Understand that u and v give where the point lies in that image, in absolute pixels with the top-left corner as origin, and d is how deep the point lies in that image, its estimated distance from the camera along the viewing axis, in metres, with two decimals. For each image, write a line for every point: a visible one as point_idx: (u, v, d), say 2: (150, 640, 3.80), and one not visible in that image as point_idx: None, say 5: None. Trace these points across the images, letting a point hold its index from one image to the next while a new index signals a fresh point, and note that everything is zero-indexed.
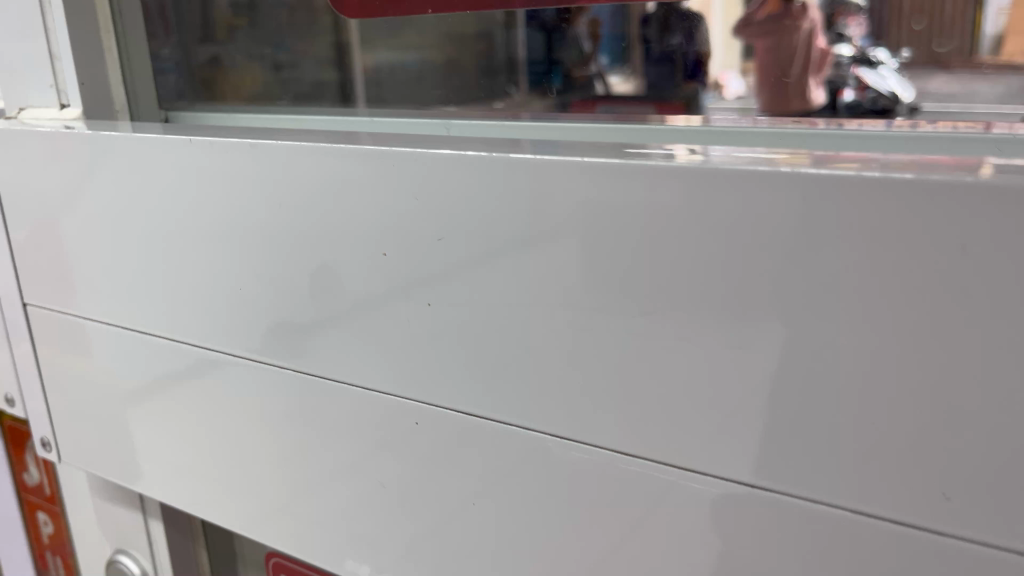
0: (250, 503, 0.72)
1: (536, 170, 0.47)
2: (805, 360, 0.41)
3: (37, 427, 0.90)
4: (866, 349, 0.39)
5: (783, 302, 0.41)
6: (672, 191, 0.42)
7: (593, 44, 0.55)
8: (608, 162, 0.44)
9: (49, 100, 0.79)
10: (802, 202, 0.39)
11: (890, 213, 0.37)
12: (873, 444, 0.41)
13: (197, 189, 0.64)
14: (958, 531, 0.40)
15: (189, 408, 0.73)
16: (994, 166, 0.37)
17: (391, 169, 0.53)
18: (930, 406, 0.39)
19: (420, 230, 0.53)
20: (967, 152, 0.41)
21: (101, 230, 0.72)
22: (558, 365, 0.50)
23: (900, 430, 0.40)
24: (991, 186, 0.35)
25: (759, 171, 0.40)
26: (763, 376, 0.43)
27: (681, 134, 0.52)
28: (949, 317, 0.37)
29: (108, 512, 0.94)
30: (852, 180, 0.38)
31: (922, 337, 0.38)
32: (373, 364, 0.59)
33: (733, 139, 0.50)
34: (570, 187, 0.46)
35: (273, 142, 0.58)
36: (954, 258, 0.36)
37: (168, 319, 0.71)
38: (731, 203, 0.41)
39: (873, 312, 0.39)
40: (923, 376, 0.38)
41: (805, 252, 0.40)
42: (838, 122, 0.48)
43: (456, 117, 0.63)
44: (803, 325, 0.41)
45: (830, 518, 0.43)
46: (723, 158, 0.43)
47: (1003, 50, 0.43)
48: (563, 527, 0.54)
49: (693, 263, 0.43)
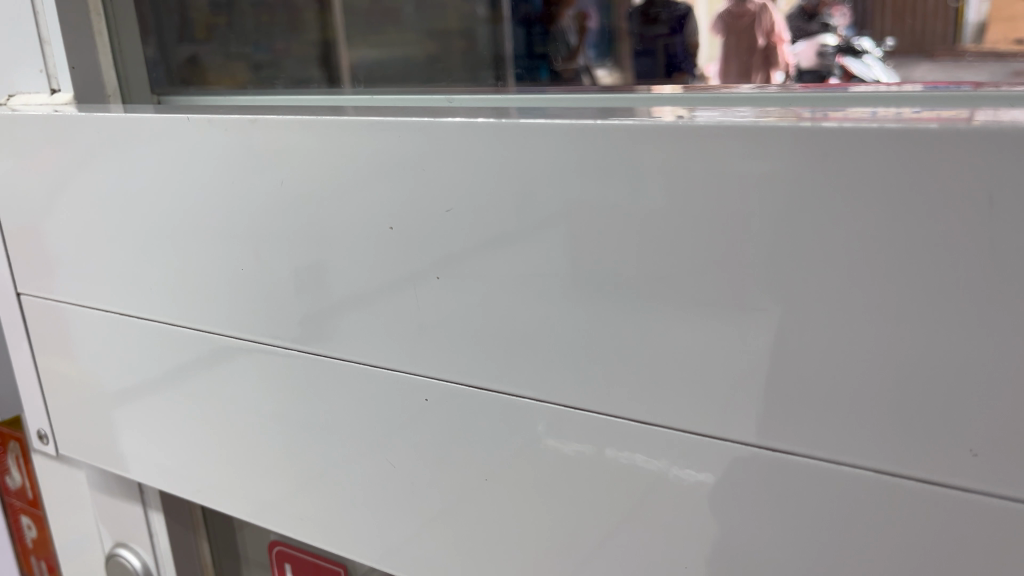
0: (256, 486, 0.70)
1: (539, 136, 0.46)
2: (815, 317, 0.41)
3: (34, 419, 0.88)
4: (876, 303, 0.39)
5: (793, 259, 0.41)
6: (670, 151, 0.42)
7: (580, 37, 0.57)
8: (604, 124, 0.44)
9: (39, 86, 0.78)
10: (811, 158, 0.39)
11: (900, 165, 0.37)
12: (886, 398, 0.40)
13: (198, 170, 0.63)
14: (972, 483, 0.40)
15: (189, 392, 0.72)
16: (983, 118, 0.37)
17: (395, 140, 0.52)
18: (944, 357, 0.38)
19: (428, 202, 0.52)
20: (953, 109, 0.41)
21: (96, 216, 0.71)
22: (564, 334, 0.50)
23: (913, 383, 0.39)
24: (997, 133, 0.35)
25: (765, 127, 0.40)
26: (774, 335, 0.42)
27: (667, 99, 0.51)
28: (959, 267, 0.37)
29: (107, 506, 0.93)
30: (860, 133, 0.38)
31: (933, 288, 0.38)
32: (378, 341, 0.58)
33: (719, 102, 0.49)
34: (574, 152, 0.45)
35: (274, 118, 0.57)
36: (951, 208, 0.36)
37: (165, 304, 0.70)
38: (738, 160, 0.41)
39: (884, 265, 0.38)
40: (924, 328, 0.38)
41: (815, 208, 0.39)
42: (823, 88, 0.47)
43: (456, 92, 0.62)
44: (812, 282, 0.40)
45: (843, 477, 0.43)
46: (711, 118, 0.42)
47: (987, 37, 0.43)
48: (573, 498, 0.53)
49: (702, 223, 0.42)
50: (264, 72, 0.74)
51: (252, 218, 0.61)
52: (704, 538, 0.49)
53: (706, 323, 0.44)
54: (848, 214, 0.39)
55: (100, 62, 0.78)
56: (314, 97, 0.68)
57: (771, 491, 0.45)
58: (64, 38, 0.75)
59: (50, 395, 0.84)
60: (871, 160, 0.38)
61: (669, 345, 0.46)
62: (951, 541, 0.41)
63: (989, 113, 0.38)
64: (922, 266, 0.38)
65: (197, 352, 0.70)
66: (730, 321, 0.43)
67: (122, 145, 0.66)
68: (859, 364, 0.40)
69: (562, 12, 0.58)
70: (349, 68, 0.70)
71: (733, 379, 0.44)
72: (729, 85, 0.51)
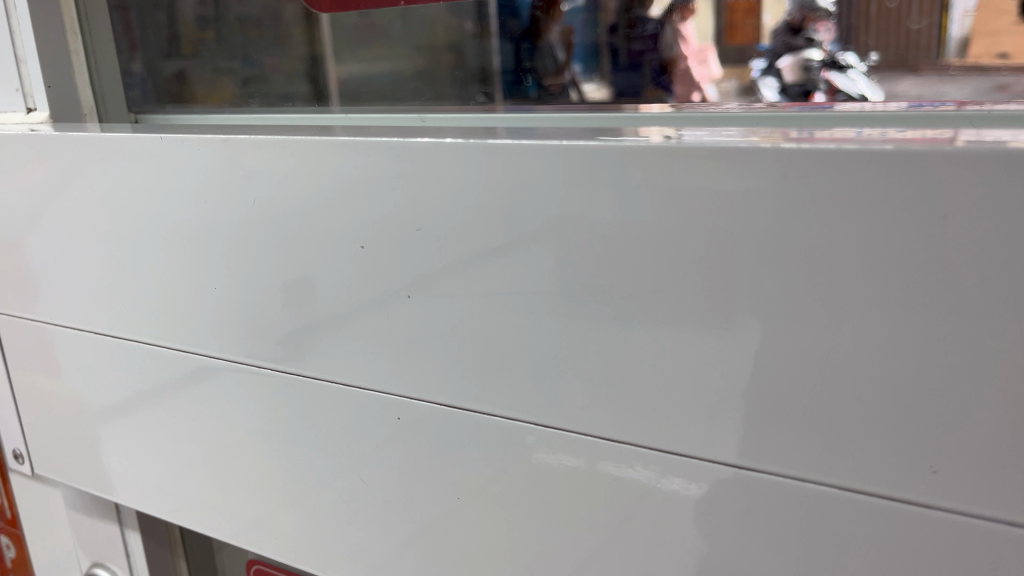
0: (235, 508, 0.70)
1: (513, 156, 0.47)
2: (791, 338, 0.41)
3: (9, 439, 0.88)
4: (852, 322, 0.39)
5: (766, 279, 0.41)
6: (648, 171, 0.43)
7: (566, 52, 0.57)
8: (582, 144, 0.44)
9: (15, 104, 0.79)
10: (781, 179, 0.39)
11: (874, 184, 0.37)
12: (862, 419, 0.41)
13: (172, 189, 0.62)
14: (948, 504, 0.40)
15: (168, 411, 0.71)
16: (966, 138, 0.37)
17: (369, 160, 0.52)
18: (920, 376, 0.39)
19: (399, 221, 0.52)
20: (937, 129, 0.41)
21: (69, 233, 0.70)
22: (540, 355, 0.50)
23: (891, 403, 0.40)
24: (971, 155, 0.35)
25: (739, 149, 0.40)
26: (749, 356, 0.43)
27: (655, 120, 0.52)
28: (933, 287, 0.37)
29: (84, 525, 0.91)
30: (833, 154, 0.38)
31: (908, 308, 0.38)
32: (354, 363, 0.58)
33: (706, 122, 0.50)
34: (549, 172, 0.46)
35: (247, 137, 0.57)
36: (928, 228, 0.37)
37: (141, 324, 0.69)
38: (711, 180, 0.41)
39: (856, 285, 0.39)
40: (903, 347, 0.39)
41: (789, 229, 0.40)
42: (810, 108, 0.48)
43: (430, 111, 0.64)
44: (788, 303, 0.41)
45: (819, 498, 0.43)
46: (698, 138, 0.43)
47: (970, 51, 0.43)
48: (553, 518, 0.53)
49: (676, 242, 0.43)
50: (253, 86, 0.74)
51: (230, 235, 0.61)
52: (686, 559, 0.49)
53: (683, 343, 0.44)
54: (821, 233, 0.39)
55: (77, 80, 0.79)
56: (298, 117, 0.69)
57: (752, 510, 0.45)
58: (39, 57, 0.76)
59: (26, 414, 0.84)
60: (849, 180, 0.38)
61: (646, 365, 0.46)
62: (933, 560, 0.41)
63: (973, 134, 0.39)
64: (902, 285, 0.38)
65: (174, 371, 0.69)
66: (709, 340, 0.43)
67: (92, 164, 0.66)
68: (839, 384, 0.41)
69: (550, 26, 0.57)
70: (336, 84, 0.70)
71: (713, 399, 0.44)
72: (715, 104, 0.51)
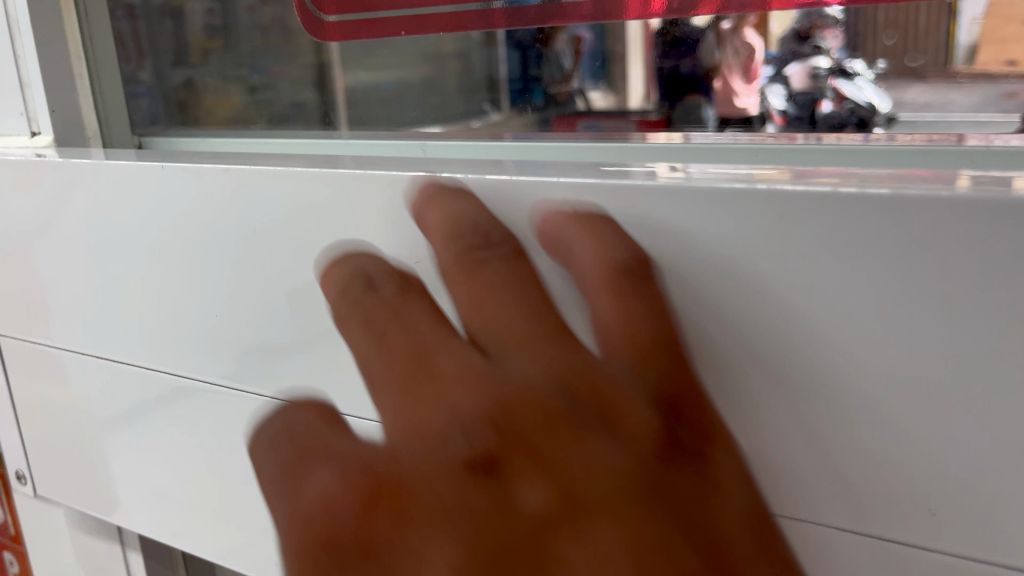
0: (234, 532, 0.71)
1: (514, 193, 0.46)
2: (794, 378, 0.41)
3: (13, 459, 0.88)
4: (854, 364, 0.39)
5: (768, 320, 0.40)
6: (651, 209, 0.42)
7: (574, 61, 0.60)
8: (583, 182, 0.44)
9: (20, 128, 0.76)
10: (779, 219, 0.39)
11: (872, 230, 0.36)
12: (867, 463, 0.40)
13: (170, 217, 0.62)
14: (950, 548, 0.39)
15: (169, 434, 0.72)
16: (969, 177, 0.37)
17: (370, 192, 0.52)
18: (924, 423, 0.38)
19: (397, 253, 0.52)
20: (939, 165, 0.41)
21: (70, 258, 0.71)
22: None
23: (895, 448, 0.39)
24: (970, 202, 0.34)
25: (737, 188, 0.39)
26: (751, 394, 0.42)
27: (658, 151, 0.51)
28: (935, 335, 0.36)
29: (85, 545, 0.91)
30: (829, 197, 0.37)
31: (907, 355, 0.37)
32: (352, 395, 0.58)
33: (707, 154, 0.49)
34: (550, 209, 0.45)
35: (246, 167, 0.57)
36: (926, 276, 0.36)
37: (142, 349, 0.69)
38: (714, 219, 0.41)
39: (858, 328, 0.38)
40: (904, 393, 0.38)
41: (788, 271, 0.39)
42: (816, 140, 0.47)
43: (433, 139, 0.63)
44: (790, 345, 0.40)
45: (819, 537, 0.43)
46: (701, 175, 0.43)
47: (978, 59, 0.42)
48: None
49: (680, 281, 0.42)
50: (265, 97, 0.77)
51: (229, 264, 0.61)
52: None
53: None
54: (820, 276, 0.38)
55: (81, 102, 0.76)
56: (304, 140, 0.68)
57: None
58: None
59: (30, 432, 0.84)
60: (846, 223, 0.37)
61: None
62: None
63: (977, 172, 0.38)
64: (903, 333, 0.37)
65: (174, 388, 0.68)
66: (711, 379, 0.43)
67: (92, 191, 0.66)
68: (841, 427, 0.40)
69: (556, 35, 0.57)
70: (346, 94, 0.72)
71: None
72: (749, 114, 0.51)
